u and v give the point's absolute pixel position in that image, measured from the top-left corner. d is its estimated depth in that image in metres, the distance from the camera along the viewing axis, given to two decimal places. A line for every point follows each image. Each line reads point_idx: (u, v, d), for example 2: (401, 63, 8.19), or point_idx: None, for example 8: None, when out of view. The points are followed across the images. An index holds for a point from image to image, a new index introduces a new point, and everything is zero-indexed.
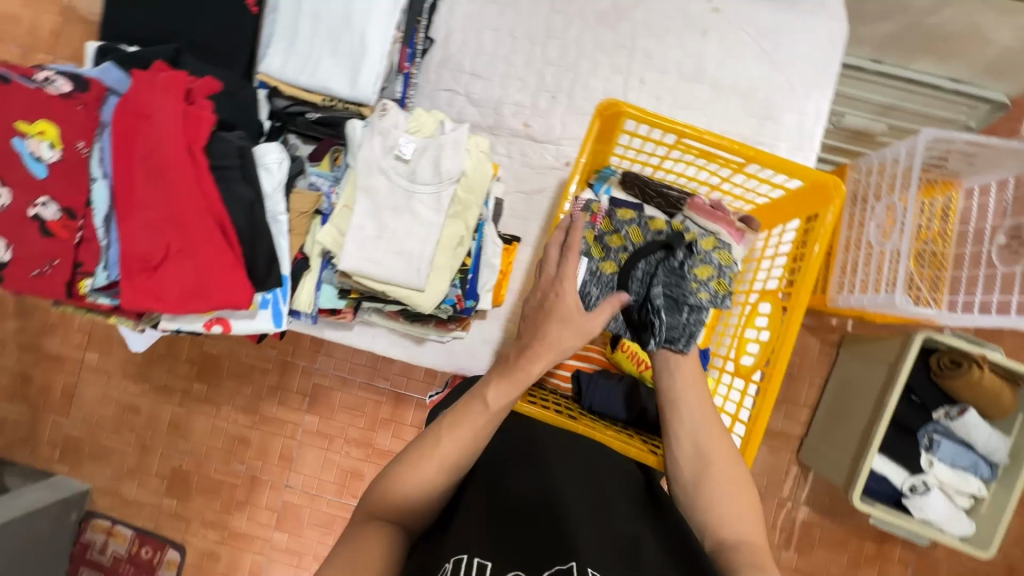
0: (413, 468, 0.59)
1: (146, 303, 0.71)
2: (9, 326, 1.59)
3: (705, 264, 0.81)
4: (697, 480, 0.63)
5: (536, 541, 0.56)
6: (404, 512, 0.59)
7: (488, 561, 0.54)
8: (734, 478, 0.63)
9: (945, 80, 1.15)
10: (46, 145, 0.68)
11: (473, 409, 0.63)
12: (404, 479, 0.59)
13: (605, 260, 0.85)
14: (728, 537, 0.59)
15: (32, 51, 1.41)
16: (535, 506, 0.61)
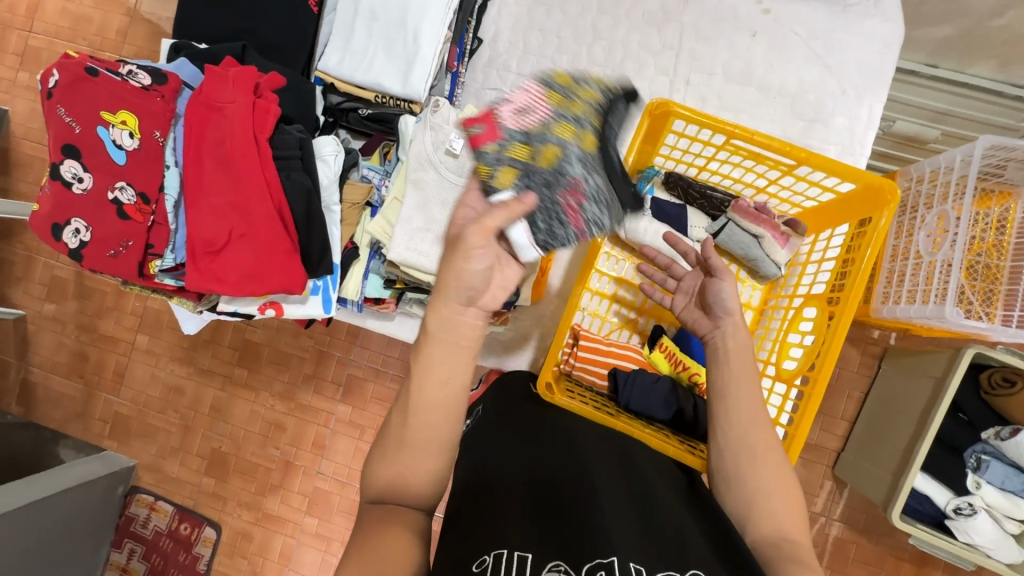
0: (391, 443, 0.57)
1: (210, 286, 0.76)
2: (70, 306, 1.69)
3: (565, 122, 0.64)
4: (742, 476, 0.63)
5: (575, 533, 0.56)
6: (398, 492, 0.57)
7: (528, 553, 0.53)
8: (780, 477, 0.63)
9: (1005, 86, 1.11)
10: (127, 134, 0.73)
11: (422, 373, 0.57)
12: (383, 468, 0.57)
13: (545, 154, 0.62)
14: (769, 533, 0.60)
15: (102, 49, 1.50)
16: (575, 498, 0.61)
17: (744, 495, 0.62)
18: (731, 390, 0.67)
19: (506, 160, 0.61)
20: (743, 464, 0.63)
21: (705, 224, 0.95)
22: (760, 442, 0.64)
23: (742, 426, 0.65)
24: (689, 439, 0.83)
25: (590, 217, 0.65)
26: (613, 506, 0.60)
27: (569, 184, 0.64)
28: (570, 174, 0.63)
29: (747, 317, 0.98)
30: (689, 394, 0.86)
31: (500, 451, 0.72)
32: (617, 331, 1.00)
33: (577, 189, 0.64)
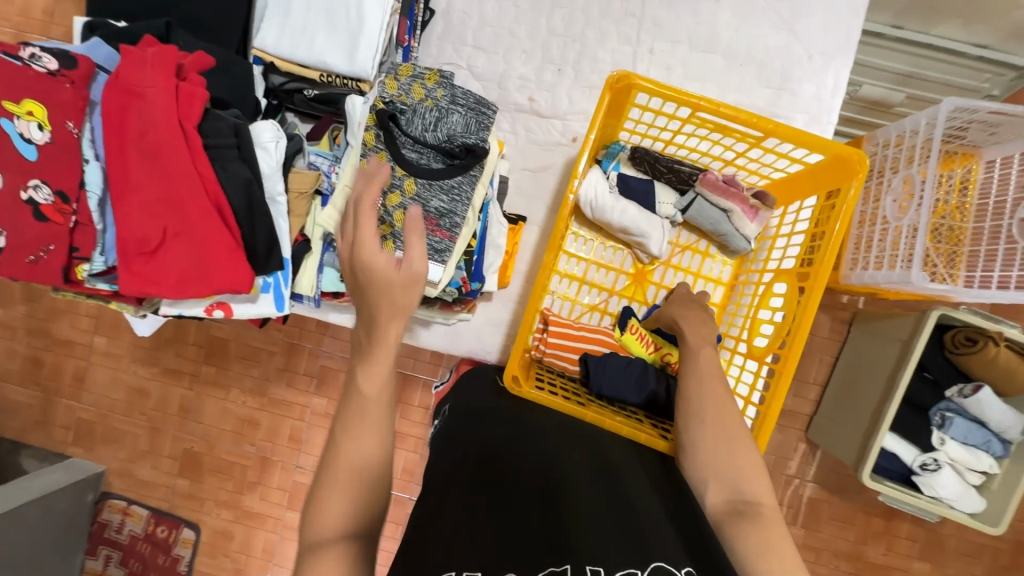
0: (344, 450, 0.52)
1: (148, 289, 0.70)
2: (18, 310, 1.59)
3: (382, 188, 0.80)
4: (696, 441, 0.62)
5: (531, 540, 0.54)
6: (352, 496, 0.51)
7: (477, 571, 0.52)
8: (733, 436, 0.62)
9: (967, 46, 1.10)
10: (35, 126, 0.66)
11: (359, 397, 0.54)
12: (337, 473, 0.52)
13: (398, 209, 0.80)
14: (719, 500, 0.59)
15: (27, 31, 1.38)
16: (539, 500, 0.59)
17: (699, 463, 0.62)
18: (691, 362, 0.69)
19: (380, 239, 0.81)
20: (697, 428, 0.63)
21: (673, 200, 0.92)
22: (711, 403, 0.63)
23: (700, 394, 0.65)
24: (663, 420, 0.82)
25: (455, 216, 0.82)
26: (576, 502, 0.58)
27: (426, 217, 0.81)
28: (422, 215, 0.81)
29: (718, 292, 0.98)
30: (661, 375, 0.84)
31: (465, 454, 0.70)
32: (588, 313, 0.97)
33: (432, 218, 0.81)
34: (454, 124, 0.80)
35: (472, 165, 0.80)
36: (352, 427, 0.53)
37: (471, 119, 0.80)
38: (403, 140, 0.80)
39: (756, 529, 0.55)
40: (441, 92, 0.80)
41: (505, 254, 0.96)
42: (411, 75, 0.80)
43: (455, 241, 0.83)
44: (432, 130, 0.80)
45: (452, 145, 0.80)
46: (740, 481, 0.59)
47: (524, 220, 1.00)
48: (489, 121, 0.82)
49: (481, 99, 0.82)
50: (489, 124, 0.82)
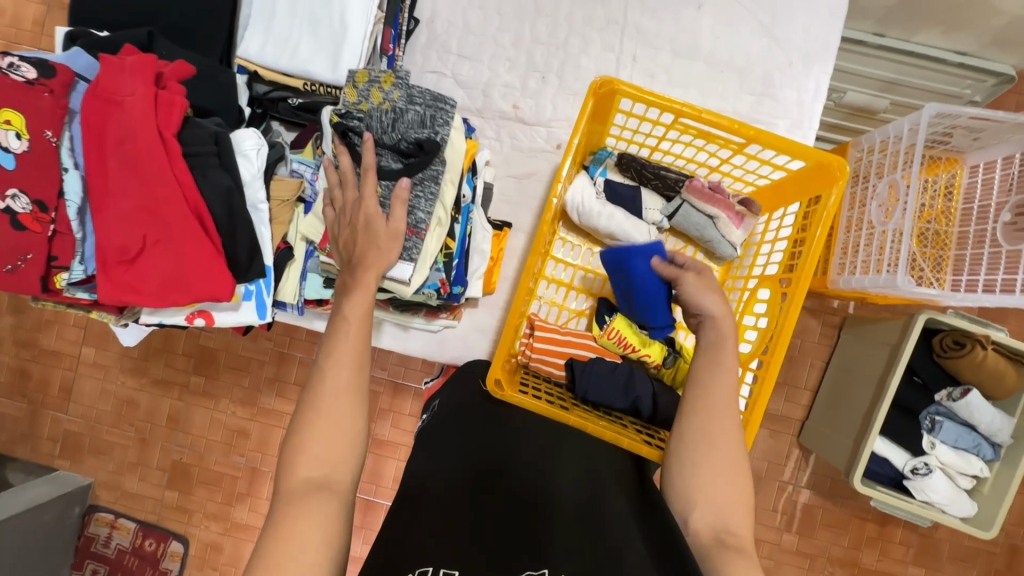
0: (307, 437, 0.57)
1: (126, 297, 0.70)
2: (5, 322, 1.57)
3: None
4: (699, 462, 0.63)
5: (509, 546, 0.55)
6: (324, 474, 0.56)
7: (454, 570, 0.52)
8: (736, 464, 0.63)
9: (949, 54, 1.12)
10: (12, 135, 0.66)
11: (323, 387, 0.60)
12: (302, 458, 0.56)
13: None
14: (710, 524, 0.60)
15: (15, 43, 1.38)
16: (526, 513, 0.60)
17: (693, 480, 0.62)
18: (702, 375, 0.68)
19: None
20: (704, 450, 0.63)
21: (660, 206, 0.92)
22: (718, 427, 0.64)
23: (705, 414, 0.65)
24: (648, 427, 0.82)
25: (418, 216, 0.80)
26: (559, 523, 0.58)
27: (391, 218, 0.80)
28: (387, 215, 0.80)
29: None
30: (647, 380, 0.84)
31: (451, 456, 0.69)
32: (575, 318, 0.98)
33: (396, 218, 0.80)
34: (410, 123, 0.80)
35: (429, 159, 0.79)
36: (317, 412, 0.59)
37: (428, 115, 0.80)
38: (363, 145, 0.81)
39: (743, 559, 0.57)
40: (398, 93, 0.80)
41: (490, 260, 0.95)
42: (367, 80, 0.81)
43: (423, 239, 0.81)
44: (389, 131, 0.80)
45: (406, 143, 0.80)
46: (730, 513, 0.60)
47: (510, 226, 1.01)
48: (448, 116, 0.81)
49: (438, 95, 0.82)
50: (448, 119, 0.81)
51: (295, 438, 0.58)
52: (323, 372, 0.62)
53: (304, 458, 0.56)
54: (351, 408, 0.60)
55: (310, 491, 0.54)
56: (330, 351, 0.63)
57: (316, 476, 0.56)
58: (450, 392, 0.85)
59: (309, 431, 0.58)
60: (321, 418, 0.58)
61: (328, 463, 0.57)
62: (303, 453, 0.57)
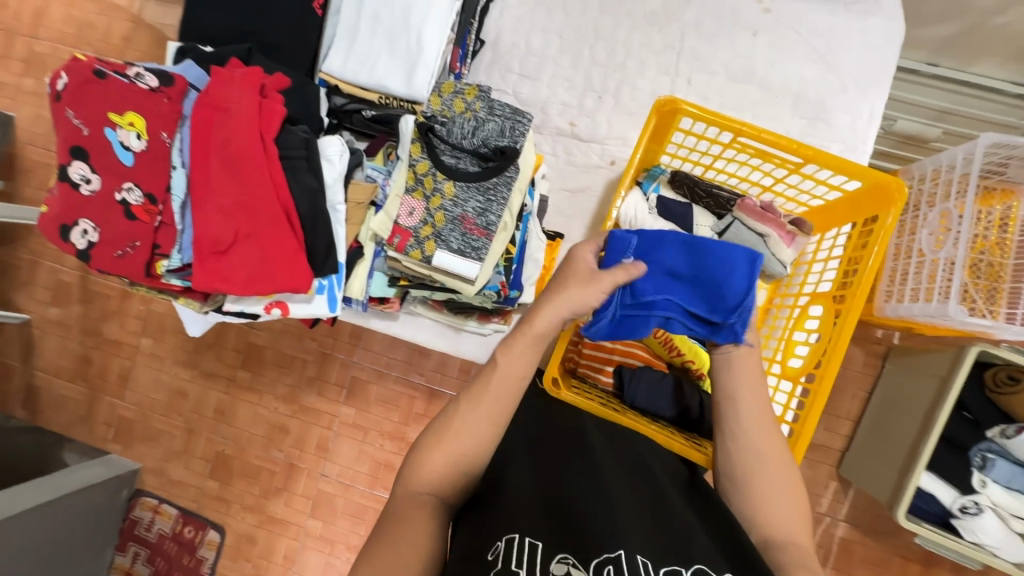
0: (427, 455, 0.60)
1: (216, 285, 0.76)
2: (74, 310, 1.69)
3: (420, 192, 0.86)
4: (755, 484, 0.63)
5: (585, 522, 0.57)
6: (435, 491, 0.59)
7: (539, 542, 0.54)
8: (787, 471, 0.64)
9: (1005, 84, 1.11)
10: (134, 135, 0.75)
11: (455, 420, 0.61)
12: (421, 469, 0.59)
13: (439, 210, 0.85)
14: (777, 535, 0.61)
15: (106, 55, 1.52)
16: (584, 502, 0.60)
17: (753, 499, 0.63)
18: (735, 390, 0.68)
19: (423, 240, 0.85)
20: (756, 467, 0.64)
21: (710, 223, 0.94)
22: (764, 442, 0.65)
23: (746, 430, 0.66)
24: (695, 435, 0.83)
25: (489, 219, 0.84)
26: (626, 512, 0.59)
27: (462, 218, 0.85)
28: (460, 215, 0.85)
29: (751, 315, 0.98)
30: (694, 390, 0.86)
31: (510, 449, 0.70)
32: None
33: (468, 219, 0.84)
34: (490, 131, 0.85)
35: (506, 166, 0.84)
36: (444, 435, 0.61)
37: (507, 126, 0.85)
38: (444, 148, 0.87)
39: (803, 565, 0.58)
40: (480, 105, 0.87)
41: (543, 268, 1.00)
42: (453, 91, 0.89)
43: (492, 241, 0.85)
44: (469, 137, 0.86)
45: (486, 148, 0.86)
46: (789, 518, 0.62)
47: (562, 237, 1.04)
48: (526, 128, 0.85)
49: (516, 110, 0.87)
50: (524, 131, 0.86)
51: (423, 447, 0.61)
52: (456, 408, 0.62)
53: (421, 473, 0.59)
54: (480, 442, 0.61)
55: (423, 502, 0.58)
56: (484, 388, 0.63)
57: (430, 492, 0.59)
58: None
59: (434, 447, 0.60)
60: (447, 440, 0.60)
61: (444, 483, 0.59)
62: (423, 468, 0.59)
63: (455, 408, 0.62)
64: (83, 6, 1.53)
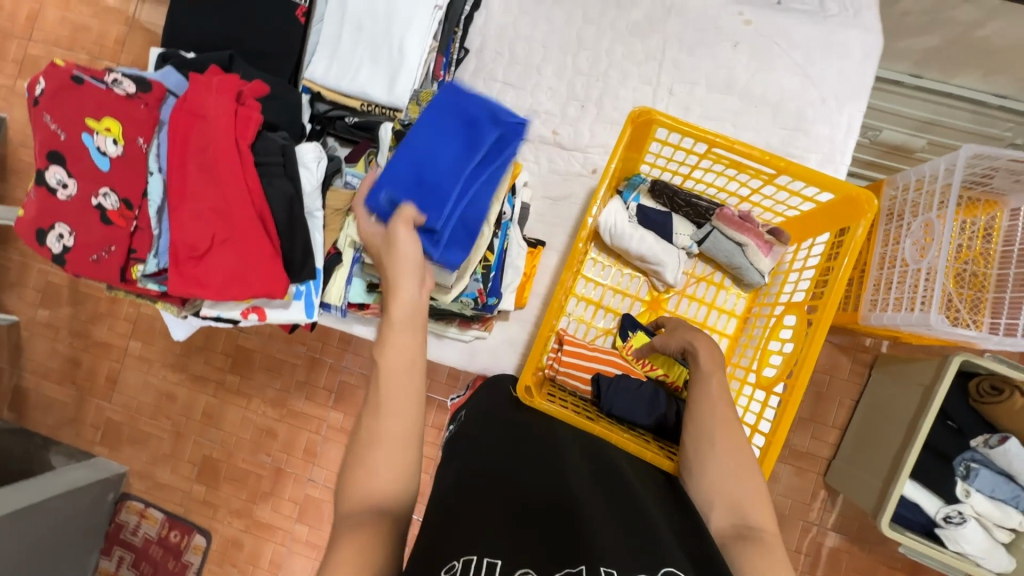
0: (363, 468, 0.55)
1: (192, 290, 0.76)
2: (63, 312, 1.69)
3: None
4: (708, 469, 0.64)
5: (550, 532, 0.57)
6: (379, 502, 0.54)
7: (497, 561, 0.53)
8: (748, 462, 0.64)
9: (988, 96, 1.12)
10: (111, 141, 0.76)
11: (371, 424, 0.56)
12: (359, 483, 0.54)
13: None
14: (723, 526, 0.61)
15: (99, 58, 1.52)
16: (552, 509, 0.61)
17: (704, 483, 0.64)
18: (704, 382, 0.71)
19: None
20: (712, 454, 0.65)
21: (690, 232, 0.96)
22: (726, 430, 0.66)
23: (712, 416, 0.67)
24: (671, 444, 0.82)
25: None
26: (592, 513, 0.59)
27: None
28: None
29: (730, 324, 0.99)
30: (671, 399, 0.86)
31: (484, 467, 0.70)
32: (602, 336, 1.00)
33: None
34: None
35: None
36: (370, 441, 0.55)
37: None
38: None
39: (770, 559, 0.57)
40: None
41: (523, 275, 1.00)
42: (430, 100, 0.94)
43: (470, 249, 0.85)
44: None
45: None
46: (745, 507, 0.61)
47: (543, 245, 1.05)
48: None
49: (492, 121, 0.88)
50: None
51: (349, 470, 0.55)
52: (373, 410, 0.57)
53: (354, 494, 0.54)
54: (401, 442, 0.56)
55: (364, 522, 0.52)
56: (382, 389, 0.57)
57: (369, 509, 0.53)
58: (482, 392, 0.92)
59: (362, 464, 0.55)
60: (369, 452, 0.55)
61: (381, 496, 0.54)
62: (353, 488, 0.54)
63: (367, 415, 0.56)
64: (78, 9, 1.54)
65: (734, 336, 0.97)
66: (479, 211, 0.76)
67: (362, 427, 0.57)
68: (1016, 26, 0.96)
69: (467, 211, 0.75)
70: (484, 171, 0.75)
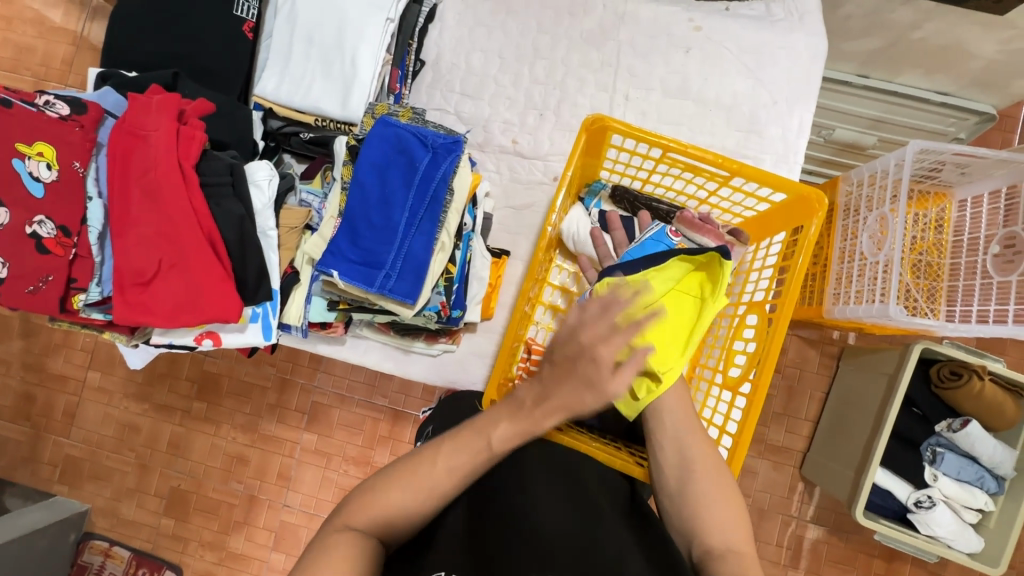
0: (380, 493, 0.60)
1: (140, 318, 0.74)
2: (15, 345, 1.61)
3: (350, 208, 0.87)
4: (688, 489, 0.66)
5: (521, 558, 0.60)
6: (381, 526, 0.59)
7: None
8: (720, 483, 0.66)
9: (932, 93, 1.16)
10: (44, 166, 0.72)
11: (411, 470, 0.61)
12: (375, 497, 0.60)
13: None
14: (715, 544, 0.62)
15: (45, 80, 1.46)
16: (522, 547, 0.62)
17: (695, 502, 0.65)
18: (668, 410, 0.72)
19: None
20: (687, 476, 0.67)
21: None
22: (695, 451, 0.68)
23: (679, 439, 0.70)
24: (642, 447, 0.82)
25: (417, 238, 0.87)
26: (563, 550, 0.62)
27: None
28: None
29: None
30: None
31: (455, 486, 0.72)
32: None
33: None
34: None
35: (445, 193, 0.83)
36: (404, 486, 0.60)
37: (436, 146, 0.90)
38: None
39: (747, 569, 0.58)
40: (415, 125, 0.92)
41: (489, 286, 0.99)
42: (387, 113, 0.93)
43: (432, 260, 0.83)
44: None
45: None
46: (725, 534, 0.62)
47: (507, 254, 1.05)
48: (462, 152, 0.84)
49: (449, 134, 0.87)
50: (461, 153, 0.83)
51: (372, 487, 0.61)
52: (419, 459, 0.62)
53: (370, 507, 0.59)
54: (421, 506, 0.60)
55: (357, 536, 0.57)
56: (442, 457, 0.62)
57: (368, 531, 0.58)
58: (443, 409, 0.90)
59: (380, 492, 0.60)
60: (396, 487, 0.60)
61: (386, 524, 0.59)
62: (369, 501, 0.59)
63: (411, 460, 0.62)
64: (21, 30, 1.48)
65: (701, 335, 0.96)
66: (428, 241, 0.82)
67: (402, 466, 0.62)
68: (951, 25, 1.01)
69: (414, 240, 0.82)
70: (422, 202, 0.82)
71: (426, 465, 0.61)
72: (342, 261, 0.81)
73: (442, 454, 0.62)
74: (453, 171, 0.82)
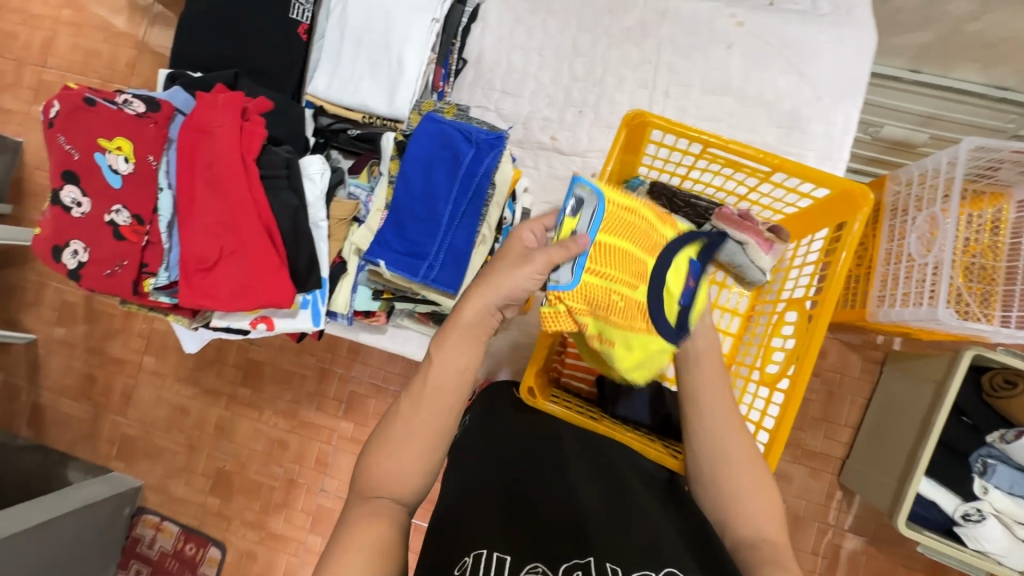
0: (379, 457, 0.62)
1: (203, 302, 0.79)
2: (79, 330, 1.73)
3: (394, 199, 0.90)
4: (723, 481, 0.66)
5: (558, 539, 0.61)
6: (392, 488, 0.61)
7: (506, 556, 0.59)
8: (757, 477, 0.66)
9: (988, 88, 1.10)
10: (122, 159, 0.79)
11: (395, 424, 0.63)
12: (377, 465, 0.62)
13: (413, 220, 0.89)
14: (749, 535, 0.63)
15: (110, 81, 1.56)
16: (560, 526, 0.63)
17: (727, 495, 0.66)
18: (705, 400, 0.70)
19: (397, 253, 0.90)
20: (721, 470, 0.67)
21: None
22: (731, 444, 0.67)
23: (714, 430, 0.68)
24: (676, 442, 0.83)
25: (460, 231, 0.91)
26: (599, 532, 0.62)
27: None
28: None
29: (734, 322, 0.97)
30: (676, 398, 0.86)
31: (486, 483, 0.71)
32: None
33: None
34: None
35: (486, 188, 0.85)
36: (397, 438, 0.63)
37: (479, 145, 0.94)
38: None
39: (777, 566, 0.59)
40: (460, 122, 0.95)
41: None
42: (432, 110, 0.95)
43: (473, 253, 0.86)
44: None
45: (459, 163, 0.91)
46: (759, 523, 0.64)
47: None
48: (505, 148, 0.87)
49: (492, 130, 0.89)
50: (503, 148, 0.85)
51: (371, 454, 0.63)
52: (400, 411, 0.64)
53: (378, 472, 0.62)
54: (416, 451, 0.62)
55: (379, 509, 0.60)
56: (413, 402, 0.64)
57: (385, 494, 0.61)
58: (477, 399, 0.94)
59: (381, 455, 0.62)
60: (391, 447, 0.62)
61: (396, 480, 0.61)
62: (374, 467, 0.62)
63: (393, 417, 0.64)
64: (89, 35, 1.59)
65: (738, 333, 0.96)
66: (470, 233, 0.85)
67: (388, 425, 0.64)
68: (1012, 17, 0.97)
69: (457, 233, 0.85)
70: (465, 195, 0.84)
71: (403, 413, 0.64)
72: (386, 251, 0.85)
73: (412, 396, 0.64)
74: (495, 166, 0.84)
